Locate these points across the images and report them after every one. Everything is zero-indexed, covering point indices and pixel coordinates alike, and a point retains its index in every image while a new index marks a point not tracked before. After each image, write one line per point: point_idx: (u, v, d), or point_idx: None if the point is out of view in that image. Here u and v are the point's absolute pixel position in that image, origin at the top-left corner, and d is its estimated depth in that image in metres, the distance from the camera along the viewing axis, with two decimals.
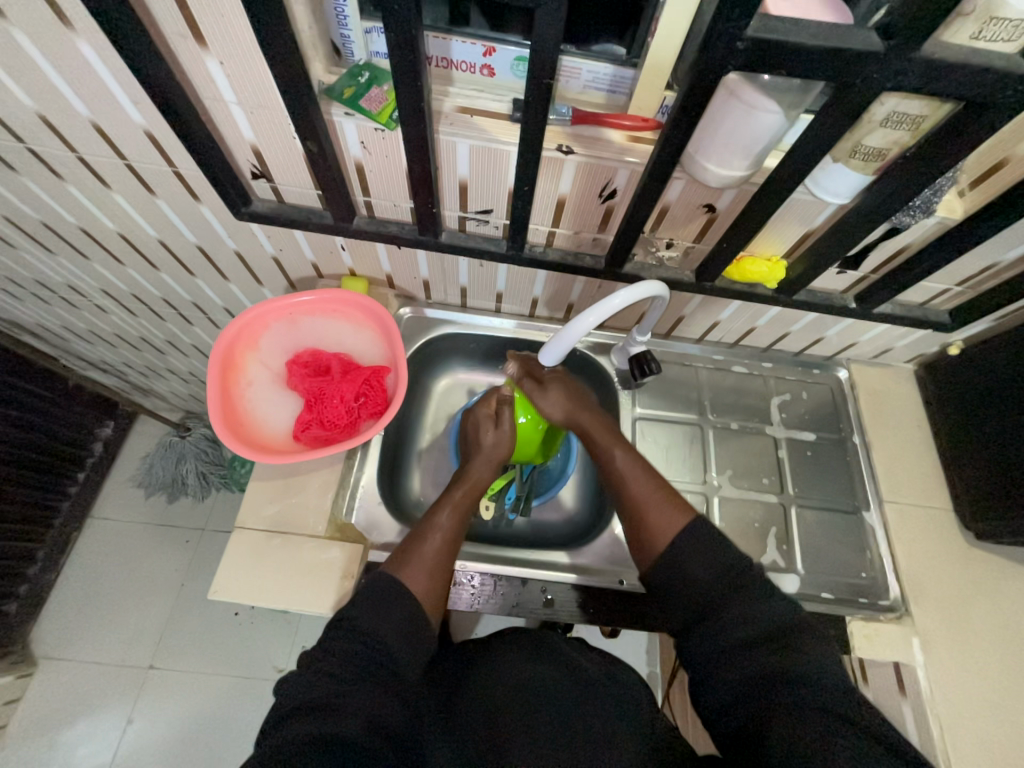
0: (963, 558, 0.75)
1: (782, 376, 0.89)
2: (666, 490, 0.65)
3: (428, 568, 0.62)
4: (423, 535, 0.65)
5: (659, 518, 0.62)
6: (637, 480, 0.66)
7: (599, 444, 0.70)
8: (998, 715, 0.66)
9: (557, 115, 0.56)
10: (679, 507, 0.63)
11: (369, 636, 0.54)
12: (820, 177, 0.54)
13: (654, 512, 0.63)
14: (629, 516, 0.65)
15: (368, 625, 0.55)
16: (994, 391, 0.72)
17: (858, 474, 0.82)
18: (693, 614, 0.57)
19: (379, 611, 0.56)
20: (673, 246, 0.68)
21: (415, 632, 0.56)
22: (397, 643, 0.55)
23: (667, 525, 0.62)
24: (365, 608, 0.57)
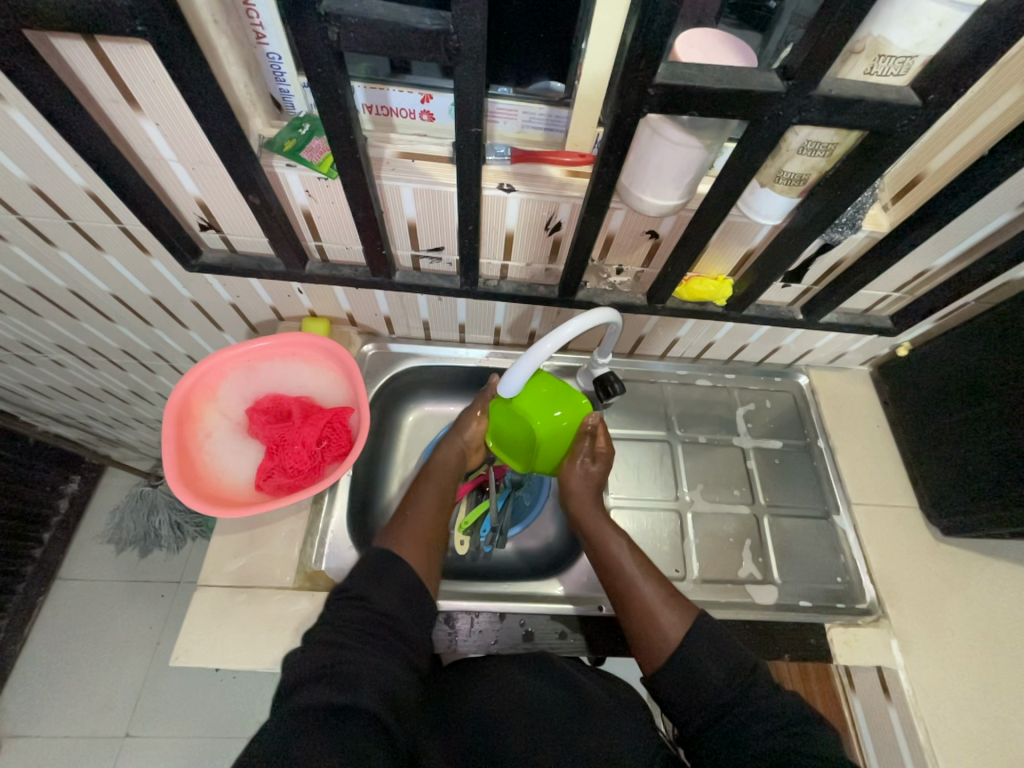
0: (932, 555, 0.76)
1: (745, 386, 0.91)
2: (669, 590, 0.63)
3: (417, 536, 0.64)
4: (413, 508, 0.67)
5: (661, 618, 0.60)
6: (646, 586, 0.63)
7: (612, 550, 0.67)
8: (981, 713, 0.67)
9: (495, 156, 0.57)
10: (681, 608, 0.61)
11: (369, 602, 0.54)
12: (751, 201, 0.56)
13: (657, 613, 0.61)
14: (631, 614, 0.62)
15: (368, 591, 0.55)
16: (944, 389, 0.75)
17: (826, 478, 0.83)
18: (702, 716, 0.54)
19: (377, 578, 0.57)
20: (623, 272, 0.69)
21: (417, 606, 0.57)
22: (399, 607, 0.55)
23: (670, 625, 0.60)
24: (363, 576, 0.57)
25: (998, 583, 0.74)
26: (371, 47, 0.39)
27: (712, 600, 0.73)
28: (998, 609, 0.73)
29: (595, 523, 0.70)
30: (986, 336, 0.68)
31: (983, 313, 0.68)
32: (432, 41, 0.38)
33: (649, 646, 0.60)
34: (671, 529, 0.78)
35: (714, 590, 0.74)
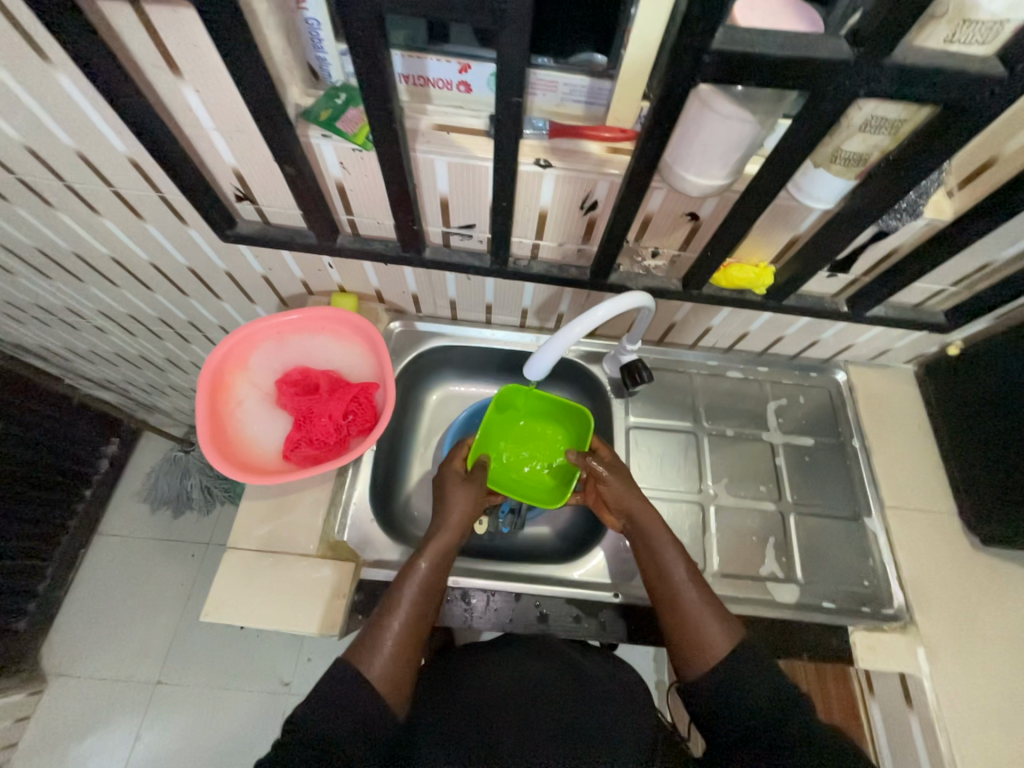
0: (968, 563, 0.73)
1: (778, 380, 0.88)
2: (715, 601, 0.62)
3: (393, 652, 0.57)
4: (390, 614, 0.60)
5: (709, 621, 0.60)
6: (690, 591, 0.62)
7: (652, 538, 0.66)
8: (1008, 727, 0.64)
9: (533, 129, 0.55)
10: (729, 624, 0.60)
11: (321, 737, 0.51)
12: (803, 183, 0.53)
13: (703, 613, 0.60)
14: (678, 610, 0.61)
15: (318, 724, 0.51)
16: (993, 391, 0.71)
17: (858, 478, 0.80)
18: (737, 732, 0.54)
19: (329, 711, 0.52)
20: (658, 255, 0.67)
21: (368, 728, 0.52)
22: (351, 735, 0.52)
23: (718, 630, 0.59)
24: (313, 707, 0.52)
25: None
26: (414, 9, 0.37)
27: (731, 596, 0.72)
28: None
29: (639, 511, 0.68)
30: None
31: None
32: (477, 4, 0.36)
33: (694, 649, 0.59)
34: (691, 521, 0.77)
35: (733, 584, 0.73)
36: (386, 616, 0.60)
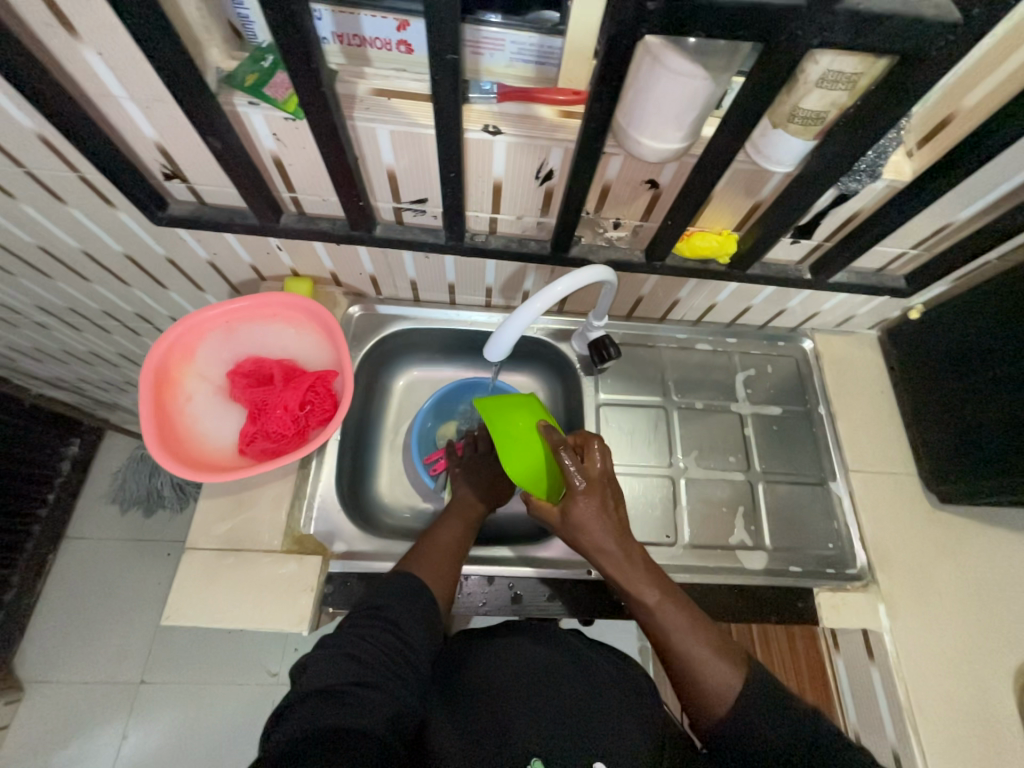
0: (926, 521, 0.76)
1: (746, 351, 0.88)
2: (711, 633, 0.57)
3: (443, 558, 0.64)
4: (439, 529, 0.68)
5: (710, 674, 0.54)
6: (684, 630, 0.56)
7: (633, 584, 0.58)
8: (961, 673, 0.67)
9: (481, 94, 0.52)
10: (730, 659, 0.55)
11: (394, 625, 0.56)
12: (761, 144, 0.51)
13: (700, 668, 0.54)
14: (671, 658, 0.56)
15: (390, 612, 0.57)
16: (952, 353, 0.72)
17: (824, 444, 0.81)
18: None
19: (403, 601, 0.58)
20: (620, 226, 0.65)
21: (428, 623, 0.58)
22: (417, 632, 0.57)
23: (720, 687, 0.53)
24: (391, 602, 0.58)
25: (990, 548, 0.74)
26: None
27: (702, 566, 0.73)
28: (988, 573, 0.72)
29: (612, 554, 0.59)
30: (1007, 294, 0.64)
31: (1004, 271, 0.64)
32: None
33: (691, 703, 0.55)
34: (662, 495, 0.77)
35: (704, 554, 0.74)
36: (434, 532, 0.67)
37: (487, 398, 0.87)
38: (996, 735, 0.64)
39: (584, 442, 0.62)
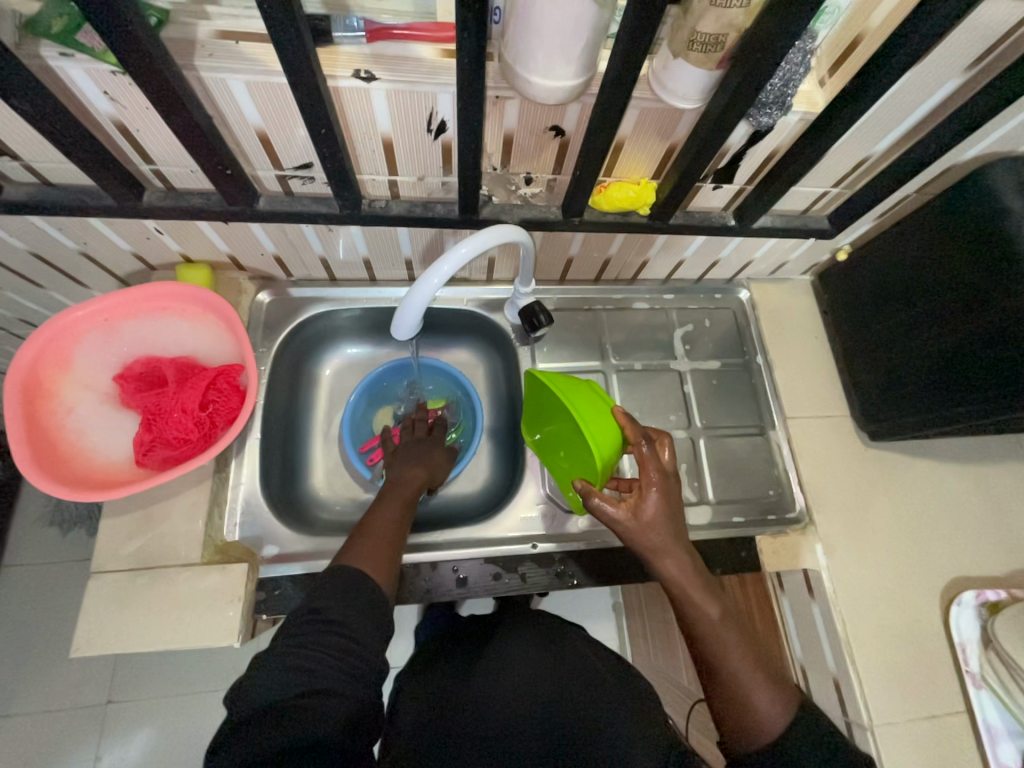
0: (860, 460, 0.77)
1: (684, 306, 0.86)
2: (760, 657, 0.52)
3: (379, 543, 0.56)
4: (371, 514, 0.60)
5: (759, 701, 0.49)
6: (731, 647, 0.51)
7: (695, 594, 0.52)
8: (894, 599, 0.70)
9: (347, 32, 0.44)
10: (776, 685, 0.51)
11: (342, 628, 0.47)
12: (664, 78, 0.47)
13: (752, 686, 0.50)
14: (717, 673, 0.51)
15: (338, 614, 0.48)
16: (877, 292, 0.72)
17: (763, 393, 0.82)
18: None
19: (347, 595, 0.50)
20: (532, 181, 0.60)
21: (379, 618, 0.51)
22: (366, 626, 0.49)
23: (770, 707, 0.49)
24: (341, 599, 0.49)
25: (918, 478, 0.77)
26: None
27: None
28: (916, 502, 0.75)
29: (672, 556, 0.52)
30: (930, 226, 0.63)
31: (932, 201, 0.63)
32: None
33: (734, 721, 0.49)
34: None
35: None
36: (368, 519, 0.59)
37: (422, 378, 0.84)
38: (925, 652, 0.68)
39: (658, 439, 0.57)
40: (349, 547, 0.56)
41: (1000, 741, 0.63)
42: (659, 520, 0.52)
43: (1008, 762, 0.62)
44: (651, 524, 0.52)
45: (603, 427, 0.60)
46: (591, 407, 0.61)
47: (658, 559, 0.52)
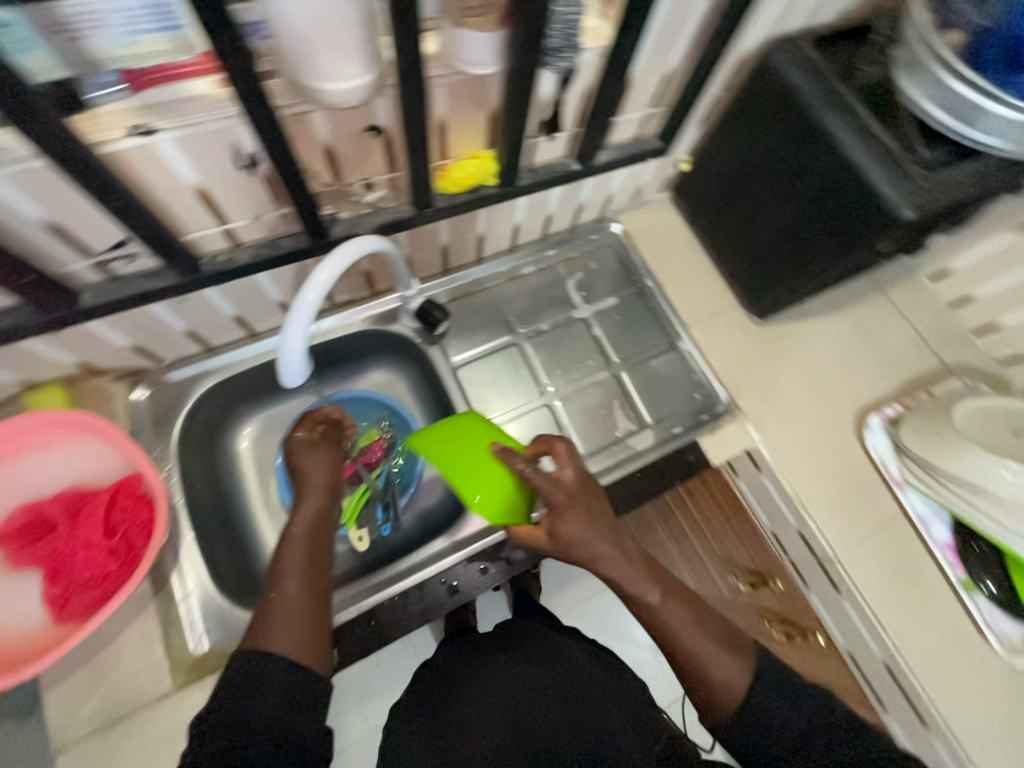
0: (759, 339, 0.85)
1: (567, 256, 0.88)
2: (713, 624, 0.50)
3: (292, 617, 0.47)
4: (273, 584, 0.50)
5: (718, 672, 0.46)
6: (678, 622, 0.49)
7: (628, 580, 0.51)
8: (823, 446, 0.79)
9: (100, 88, 0.39)
10: (735, 649, 0.48)
11: (250, 727, 0.41)
12: (457, 51, 0.47)
13: (707, 657, 0.47)
14: (671, 652, 0.49)
15: (240, 716, 0.41)
16: (724, 187, 0.78)
17: (663, 311, 0.87)
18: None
19: (249, 693, 0.42)
20: (372, 185, 0.58)
21: (297, 706, 0.43)
22: (282, 716, 0.42)
23: (732, 675, 0.46)
24: (244, 695, 0.42)
25: (808, 337, 0.86)
26: None
27: (607, 468, 0.75)
28: (813, 358, 0.84)
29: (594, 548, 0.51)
30: (746, 113, 0.70)
31: (745, 87, 0.69)
32: None
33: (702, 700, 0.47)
34: (547, 424, 0.78)
35: (603, 458, 0.76)
36: (268, 591, 0.50)
37: (351, 415, 0.81)
38: (859, 480, 0.78)
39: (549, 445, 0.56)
40: (273, 599, 0.49)
41: (933, 524, 0.74)
42: (570, 513, 0.52)
43: (943, 537, 0.73)
44: (563, 533, 0.52)
45: (483, 463, 0.60)
46: (462, 452, 0.62)
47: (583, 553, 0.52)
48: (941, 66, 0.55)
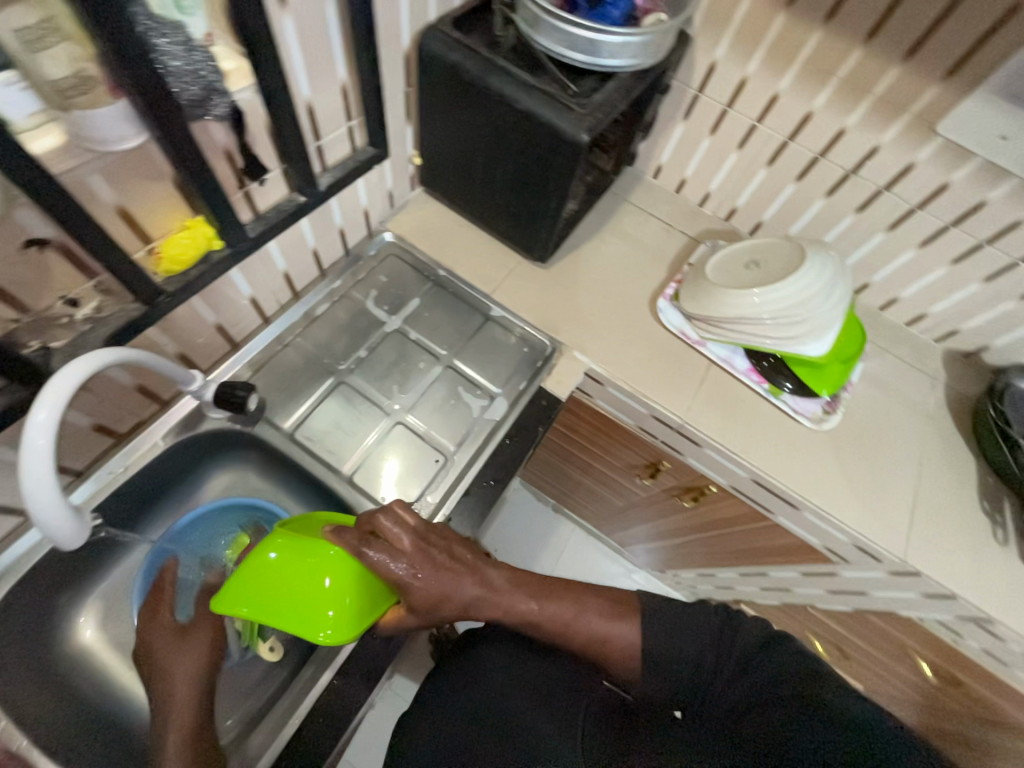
0: (552, 279, 0.95)
1: (356, 280, 0.88)
2: (607, 602, 0.63)
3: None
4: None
5: (612, 638, 0.60)
6: (575, 617, 0.61)
7: (521, 604, 0.60)
8: (636, 341, 0.91)
9: None
10: (625, 616, 0.62)
11: None
12: (82, 132, 0.44)
13: (606, 629, 0.61)
14: (576, 642, 0.61)
15: None
16: (456, 166, 0.85)
17: (464, 291, 0.91)
18: (688, 688, 0.59)
19: None
20: (76, 299, 0.53)
21: None
22: None
23: (627, 636, 0.61)
24: None
25: (588, 261, 0.98)
26: None
27: (478, 449, 0.78)
28: (599, 276, 0.97)
29: (475, 595, 0.58)
30: (435, 97, 0.76)
31: (419, 78, 0.75)
32: None
33: (610, 662, 0.61)
34: (407, 439, 0.78)
35: (471, 442, 0.78)
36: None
37: (201, 537, 0.73)
38: (673, 354, 0.91)
39: (372, 523, 0.55)
40: None
41: (734, 359, 0.90)
42: (438, 578, 0.56)
43: (745, 365, 0.90)
44: (425, 597, 0.55)
45: (321, 568, 0.54)
46: (290, 582, 0.54)
47: (467, 604, 0.58)
48: (551, 15, 0.66)
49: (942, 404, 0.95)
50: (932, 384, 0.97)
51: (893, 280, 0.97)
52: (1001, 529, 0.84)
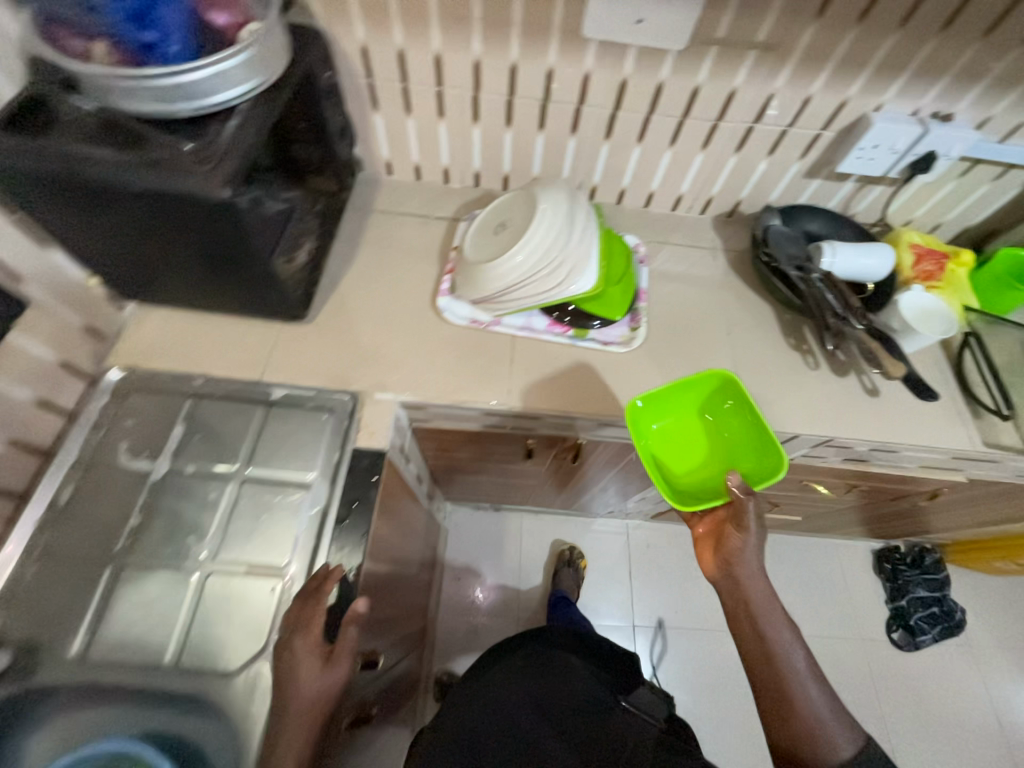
0: (323, 329, 0.86)
1: (96, 439, 0.74)
2: (838, 702, 0.66)
3: None
4: None
5: (817, 723, 0.64)
6: (813, 689, 0.66)
7: (766, 656, 0.68)
8: (435, 350, 0.86)
9: None
10: (850, 734, 0.63)
11: None
12: None
13: (821, 722, 0.64)
14: (778, 699, 0.66)
15: None
16: (137, 266, 0.72)
17: (231, 387, 0.79)
18: None
19: None
20: None
21: None
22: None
23: (837, 746, 0.62)
24: None
25: (353, 293, 0.90)
26: None
27: (313, 549, 0.70)
28: (371, 303, 0.89)
29: (770, 623, 0.69)
30: (45, 209, 0.62)
31: (11, 199, 0.61)
32: None
33: (794, 741, 0.64)
34: (231, 582, 0.68)
35: (302, 547, 0.70)
36: None
37: None
38: (476, 344, 0.87)
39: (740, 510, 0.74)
40: None
41: (532, 322, 0.88)
42: (750, 578, 0.71)
43: (543, 322, 0.88)
44: (726, 565, 0.73)
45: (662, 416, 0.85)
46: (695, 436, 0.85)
47: (741, 598, 0.71)
48: (133, 78, 0.56)
49: (729, 268, 1.00)
50: (713, 255, 1.02)
51: (639, 178, 0.99)
52: (810, 355, 0.92)
